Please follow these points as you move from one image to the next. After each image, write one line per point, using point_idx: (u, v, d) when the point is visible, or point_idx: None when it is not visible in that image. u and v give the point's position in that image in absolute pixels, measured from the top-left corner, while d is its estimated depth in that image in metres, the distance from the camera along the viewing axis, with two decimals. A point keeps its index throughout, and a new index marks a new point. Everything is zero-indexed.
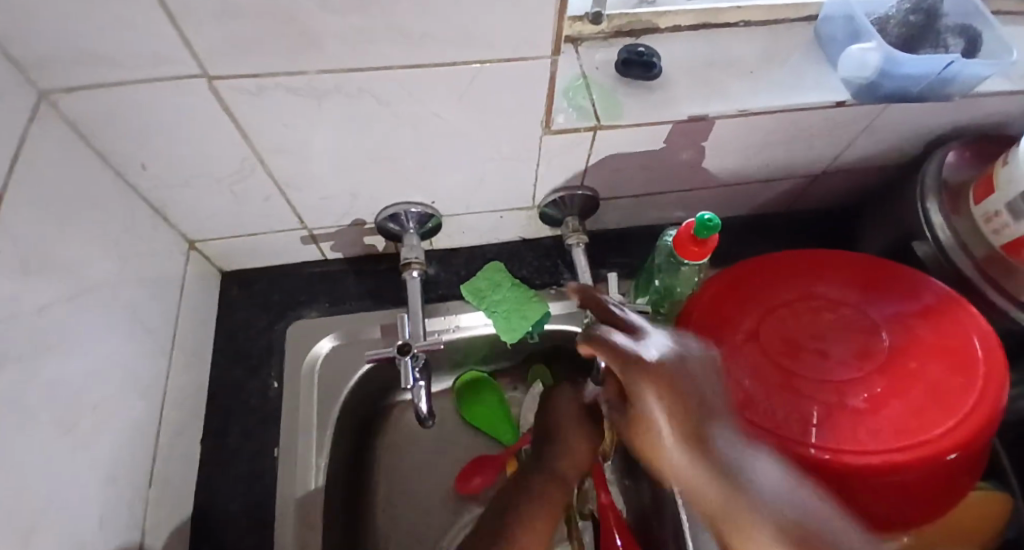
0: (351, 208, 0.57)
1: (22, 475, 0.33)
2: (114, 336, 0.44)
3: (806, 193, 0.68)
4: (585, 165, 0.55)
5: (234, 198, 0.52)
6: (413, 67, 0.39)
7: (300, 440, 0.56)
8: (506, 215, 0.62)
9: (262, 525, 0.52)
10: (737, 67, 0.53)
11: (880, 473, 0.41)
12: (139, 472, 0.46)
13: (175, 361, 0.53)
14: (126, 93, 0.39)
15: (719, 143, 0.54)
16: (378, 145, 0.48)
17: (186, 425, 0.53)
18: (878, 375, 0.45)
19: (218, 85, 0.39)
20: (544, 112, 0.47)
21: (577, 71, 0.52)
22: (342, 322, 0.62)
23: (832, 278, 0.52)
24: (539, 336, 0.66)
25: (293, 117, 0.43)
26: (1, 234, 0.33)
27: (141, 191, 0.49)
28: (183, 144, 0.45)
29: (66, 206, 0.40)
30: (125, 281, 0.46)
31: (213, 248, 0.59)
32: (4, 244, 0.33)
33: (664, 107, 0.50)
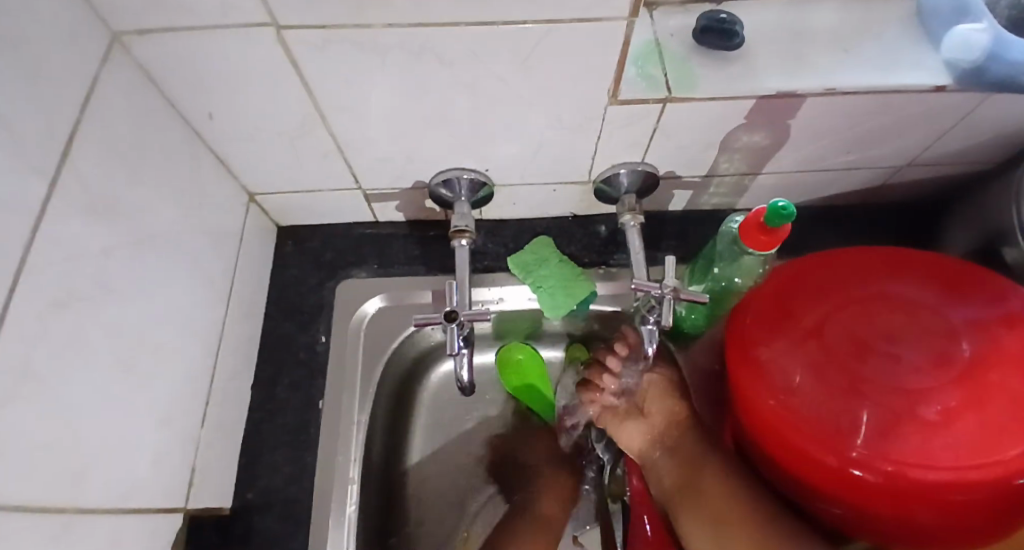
0: (405, 171, 0.56)
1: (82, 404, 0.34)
2: (174, 281, 0.46)
3: (885, 186, 0.63)
4: (649, 141, 0.52)
5: (293, 153, 0.53)
6: (478, 25, 0.38)
7: (343, 395, 0.58)
8: (561, 189, 0.61)
9: (303, 474, 0.54)
10: (825, 42, 0.49)
11: (946, 490, 0.38)
12: (192, 412, 0.48)
13: (231, 310, 0.55)
14: (197, 40, 0.39)
15: (799, 124, 0.50)
16: (437, 106, 0.47)
17: (239, 372, 0.56)
18: (954, 386, 0.41)
19: (284, 36, 0.38)
20: (612, 81, 0.45)
21: (650, 38, 0.49)
22: (389, 285, 0.63)
23: (912, 277, 0.48)
24: (583, 313, 0.65)
25: (354, 72, 0.42)
26: (68, 172, 0.34)
27: (206, 141, 0.50)
28: (247, 95, 0.45)
29: (135, 151, 0.41)
30: (187, 228, 0.48)
31: (271, 203, 0.60)
32: (70, 185, 0.34)
33: (742, 81, 0.46)
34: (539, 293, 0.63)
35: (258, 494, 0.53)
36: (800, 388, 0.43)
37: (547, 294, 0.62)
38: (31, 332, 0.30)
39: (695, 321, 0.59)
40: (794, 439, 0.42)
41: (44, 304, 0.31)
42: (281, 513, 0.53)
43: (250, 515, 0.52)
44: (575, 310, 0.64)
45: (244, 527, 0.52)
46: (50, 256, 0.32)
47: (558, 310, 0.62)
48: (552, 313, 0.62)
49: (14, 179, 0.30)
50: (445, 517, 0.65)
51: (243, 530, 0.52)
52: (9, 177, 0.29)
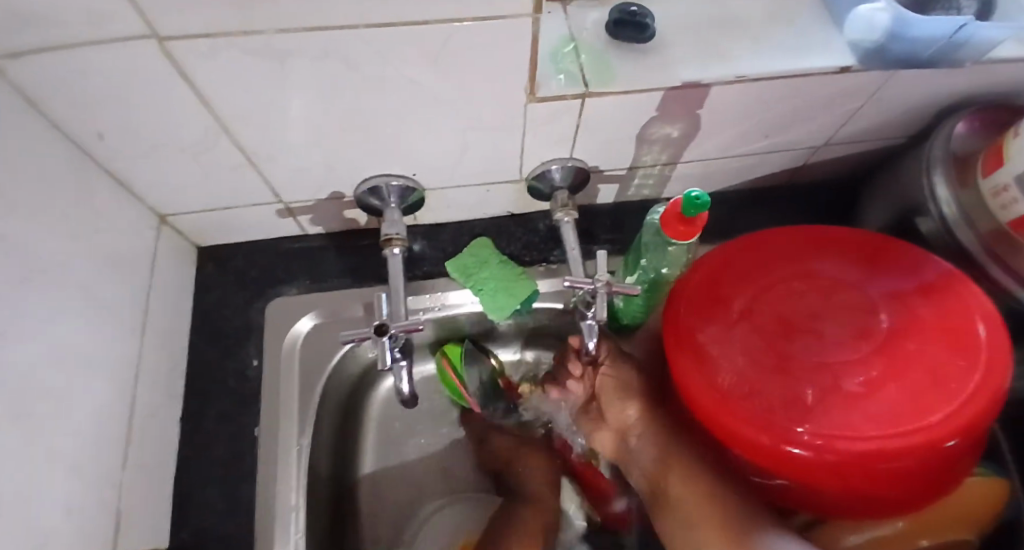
0: (328, 181, 0.54)
1: None
2: (74, 320, 0.42)
3: (807, 166, 0.65)
4: (573, 137, 0.52)
5: (202, 170, 0.50)
6: (380, 27, 0.36)
7: (279, 418, 0.55)
8: (492, 189, 0.60)
9: (241, 507, 0.52)
10: (735, 29, 0.50)
11: (874, 460, 0.39)
12: (109, 456, 0.45)
13: (147, 342, 0.51)
14: (75, 57, 0.36)
15: (716, 112, 0.51)
16: (351, 112, 0.45)
17: (163, 406, 0.52)
18: (875, 358, 0.43)
19: (171, 47, 0.36)
20: (528, 78, 0.44)
21: (565, 32, 0.49)
22: (321, 300, 0.60)
23: (830, 254, 0.49)
24: (527, 313, 0.64)
25: (256, 82, 0.40)
26: None
27: (101, 163, 0.47)
28: (140, 113, 0.42)
29: (20, 183, 0.37)
30: (85, 261, 0.44)
31: (185, 223, 0.57)
32: None
33: (657, 72, 0.46)
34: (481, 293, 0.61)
35: (193, 533, 0.51)
36: (734, 373, 0.44)
37: (490, 293, 0.61)
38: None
39: (633, 312, 0.59)
40: (728, 422, 0.43)
41: None
42: None
43: None
44: (519, 309, 0.62)
45: None
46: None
47: (501, 308, 0.60)
48: (495, 312, 0.60)
49: None
50: (400, 528, 0.64)
51: None
52: None
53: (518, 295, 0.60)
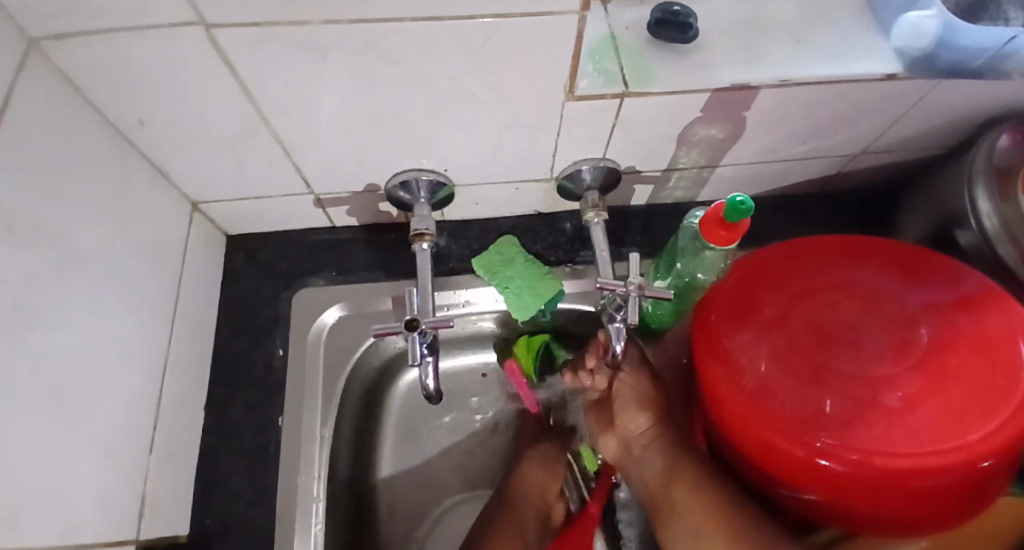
0: (360, 174, 0.54)
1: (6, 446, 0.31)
2: (107, 304, 0.42)
3: (842, 174, 0.64)
4: (609, 137, 0.51)
5: (236, 159, 0.50)
6: (424, 21, 0.36)
7: (303, 409, 0.55)
8: (522, 187, 0.59)
9: (263, 497, 0.52)
10: (779, 33, 0.49)
11: (912, 476, 0.39)
12: (138, 440, 0.45)
13: (176, 329, 0.52)
14: (122, 43, 0.36)
15: (756, 117, 0.50)
16: (388, 105, 0.45)
17: (190, 392, 0.53)
18: (913, 372, 0.42)
19: (215, 35, 0.36)
20: (568, 76, 0.43)
21: (606, 31, 0.48)
22: (347, 293, 0.60)
23: (867, 265, 0.48)
24: (552, 313, 0.63)
25: (296, 72, 0.40)
26: None
27: (140, 149, 0.47)
28: (180, 101, 0.42)
29: (59, 166, 0.38)
30: (120, 246, 0.44)
31: (217, 212, 0.57)
32: None
33: (698, 74, 0.46)
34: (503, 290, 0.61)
35: (216, 520, 0.51)
36: (766, 381, 0.44)
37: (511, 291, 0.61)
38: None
39: (663, 317, 0.58)
40: (759, 432, 0.42)
41: None
42: (241, 541, 0.50)
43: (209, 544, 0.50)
44: (545, 309, 0.62)
45: None
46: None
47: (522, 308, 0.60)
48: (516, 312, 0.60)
49: None
50: (414, 519, 0.65)
51: None
52: None
53: (539, 296, 0.60)
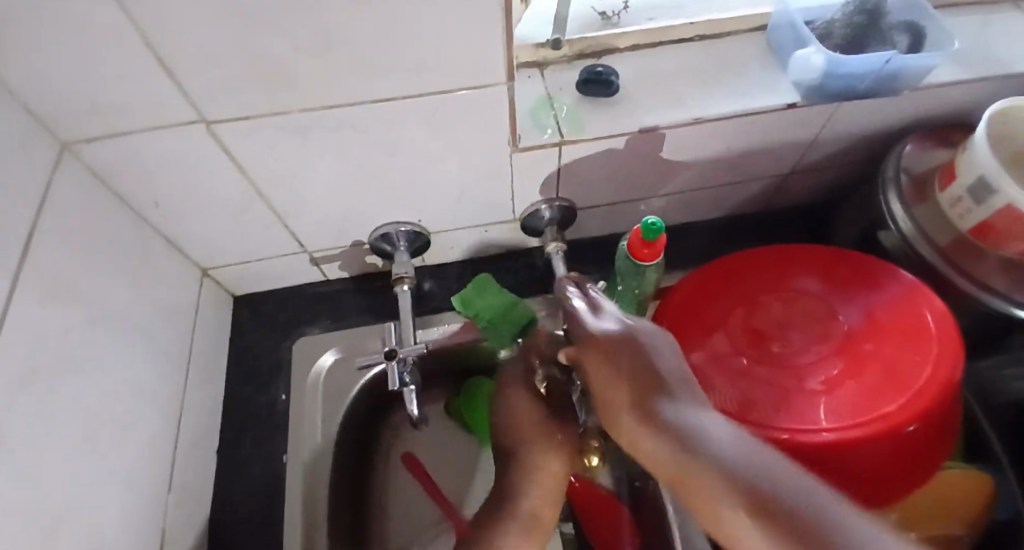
0: (346, 231, 0.62)
1: (45, 470, 0.37)
2: (134, 355, 0.50)
3: (778, 193, 0.71)
4: (556, 179, 0.59)
5: (239, 226, 0.58)
6: (381, 101, 0.45)
7: (305, 446, 0.60)
8: (490, 230, 0.67)
9: (271, 528, 0.56)
10: (692, 78, 0.57)
11: (840, 448, 0.43)
12: (158, 478, 0.50)
13: (191, 377, 0.58)
14: (138, 139, 0.45)
15: (683, 150, 0.57)
16: (363, 169, 0.53)
17: (203, 436, 0.58)
18: (835, 357, 0.47)
19: (215, 128, 0.45)
20: (510, 132, 0.51)
21: (543, 92, 0.57)
22: (340, 337, 0.67)
23: (795, 270, 0.54)
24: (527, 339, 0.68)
25: (284, 152, 0.49)
26: (26, 281, 0.38)
27: (157, 226, 0.55)
28: (187, 181, 0.51)
29: (86, 242, 0.46)
30: (142, 306, 0.52)
31: (224, 275, 0.65)
32: (30, 283, 0.38)
33: (623, 121, 0.54)
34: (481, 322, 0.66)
35: None
36: (712, 381, 0.48)
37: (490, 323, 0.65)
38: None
39: None
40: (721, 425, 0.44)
41: (14, 381, 0.36)
42: None
43: None
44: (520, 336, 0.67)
45: None
46: (20, 345, 0.36)
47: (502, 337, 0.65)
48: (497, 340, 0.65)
49: None
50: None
51: None
52: None
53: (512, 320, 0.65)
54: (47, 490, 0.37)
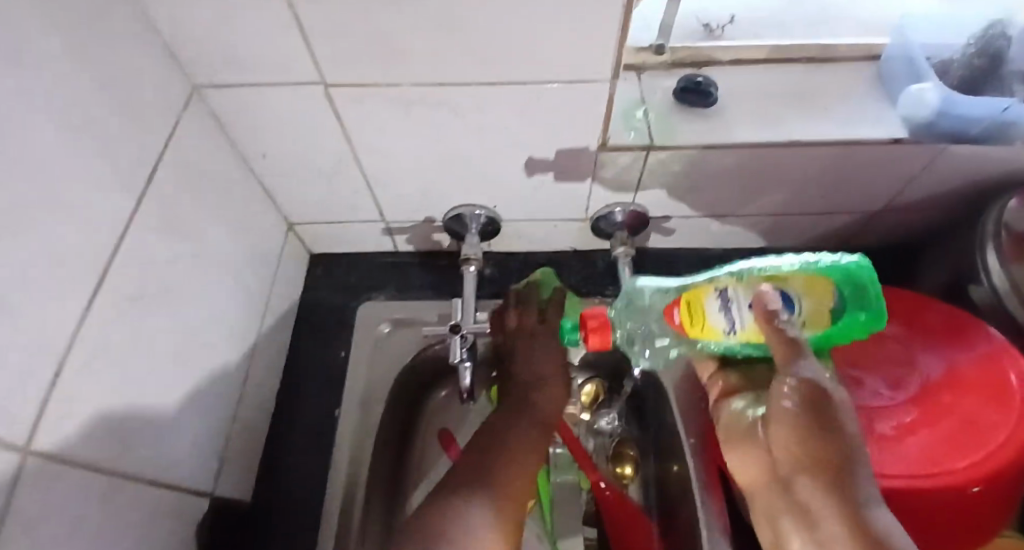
0: (425, 206, 0.64)
1: (135, 379, 0.41)
2: (222, 290, 0.53)
3: (863, 231, 0.68)
4: (637, 184, 0.59)
5: (329, 188, 0.61)
6: (485, 85, 0.46)
7: (357, 405, 0.63)
8: (560, 225, 0.68)
9: (317, 475, 0.60)
10: (793, 101, 0.56)
11: (905, 497, 0.42)
12: (226, 408, 0.54)
13: (266, 322, 0.62)
14: (260, 92, 0.48)
15: (773, 171, 0.57)
16: (452, 150, 0.55)
17: (268, 377, 0.62)
18: (909, 405, 0.45)
19: (330, 92, 0.48)
20: (601, 131, 0.52)
21: (637, 97, 0.57)
22: (403, 307, 0.69)
23: None
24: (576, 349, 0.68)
25: (384, 121, 0.51)
26: (144, 207, 0.42)
27: (257, 176, 0.59)
28: (292, 137, 0.54)
29: (200, 181, 0.50)
30: (236, 247, 0.56)
31: (307, 232, 0.69)
32: (147, 209, 0.42)
33: (715, 134, 0.53)
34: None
35: (276, 490, 0.59)
36: None
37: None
38: (104, 312, 0.37)
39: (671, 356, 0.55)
40: None
41: (122, 297, 0.39)
42: (295, 510, 0.58)
43: (267, 510, 0.58)
44: None
45: (260, 519, 0.57)
46: (129, 265, 0.40)
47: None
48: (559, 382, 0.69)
49: (105, 193, 0.38)
50: None
51: (260, 522, 0.57)
52: (103, 191, 0.38)
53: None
54: (134, 400, 0.41)
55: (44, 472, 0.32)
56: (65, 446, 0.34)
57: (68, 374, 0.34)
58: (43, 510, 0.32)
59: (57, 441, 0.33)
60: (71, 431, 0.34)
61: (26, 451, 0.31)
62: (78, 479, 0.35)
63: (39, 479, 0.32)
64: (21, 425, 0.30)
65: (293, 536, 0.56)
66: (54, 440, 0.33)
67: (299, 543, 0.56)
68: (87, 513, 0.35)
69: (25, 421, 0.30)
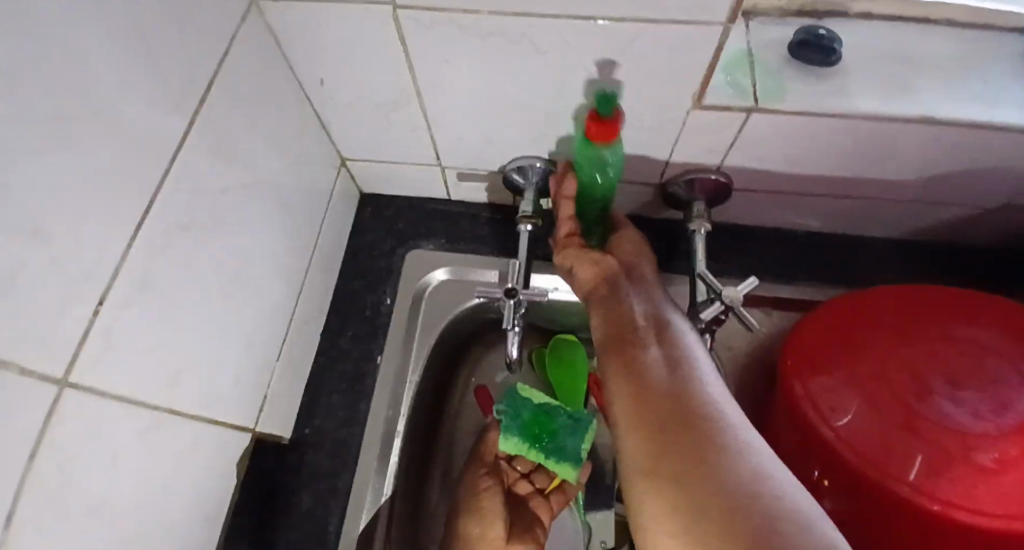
0: (485, 154, 0.59)
1: (181, 314, 0.39)
2: (271, 225, 0.51)
3: (975, 227, 0.60)
4: (726, 151, 0.52)
5: (388, 124, 0.57)
6: (577, 19, 0.40)
7: (397, 359, 0.62)
8: (630, 188, 0.62)
9: (355, 419, 0.59)
10: (931, 68, 0.48)
11: (995, 535, 0.38)
12: (270, 346, 0.53)
13: (314, 259, 0.60)
14: (323, 9, 0.43)
15: (890, 150, 0.49)
16: (526, 96, 0.49)
17: (313, 317, 0.61)
18: (1018, 436, 0.40)
19: (400, 14, 0.42)
20: (698, 86, 0.45)
21: (743, 46, 0.48)
22: (455, 259, 0.66)
23: (983, 326, 0.46)
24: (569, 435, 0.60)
25: (455, 54, 0.46)
26: (196, 126, 0.39)
27: (314, 105, 0.55)
28: (353, 65, 0.50)
29: (254, 105, 0.46)
30: (288, 179, 0.53)
31: (359, 169, 0.66)
32: (199, 129, 0.39)
33: (832, 100, 0.46)
34: (526, 455, 0.61)
35: (314, 431, 0.58)
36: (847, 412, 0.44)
37: (542, 453, 0.60)
38: (149, 243, 0.35)
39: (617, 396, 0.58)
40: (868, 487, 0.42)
41: (168, 225, 0.37)
42: (331, 451, 0.57)
43: (304, 448, 0.57)
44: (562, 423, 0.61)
45: (297, 457, 0.57)
46: (178, 191, 0.37)
47: (566, 470, 0.60)
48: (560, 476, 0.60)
49: (155, 107, 0.35)
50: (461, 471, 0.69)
51: (296, 460, 0.57)
52: (153, 105, 0.34)
53: (565, 449, 0.60)
54: (180, 334, 0.39)
55: (80, 405, 0.30)
56: (102, 381, 0.32)
57: (107, 306, 0.32)
58: (75, 445, 0.30)
59: (94, 375, 0.31)
60: (110, 366, 0.32)
61: (60, 386, 0.29)
62: (115, 413, 0.33)
63: (75, 411, 0.30)
64: (57, 358, 0.28)
65: (327, 477, 0.56)
66: (91, 374, 0.31)
67: (331, 484, 0.56)
68: (126, 445, 0.35)
69: (59, 352, 0.29)
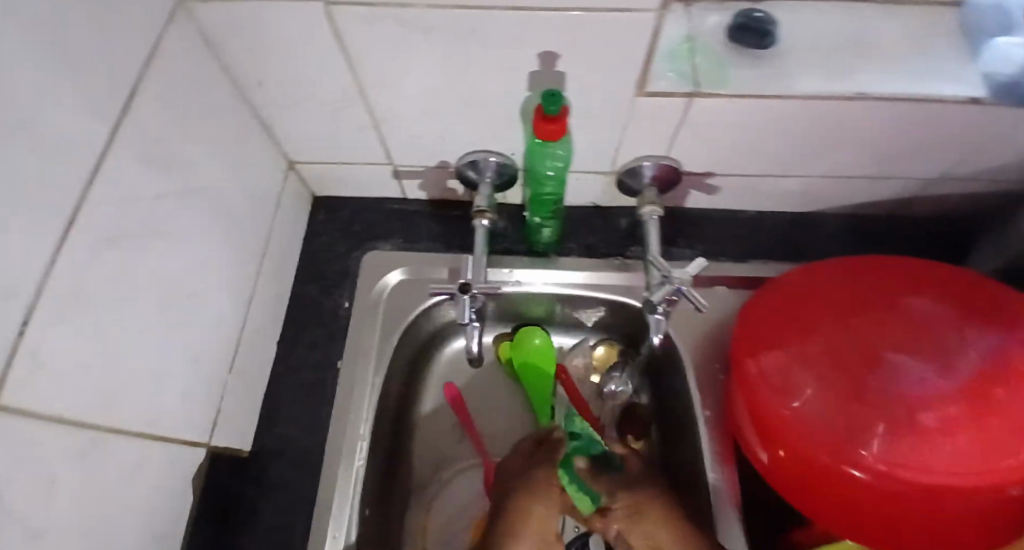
0: (436, 150, 0.59)
1: (116, 330, 0.37)
2: (214, 234, 0.49)
3: (913, 200, 0.63)
4: (672, 137, 0.53)
5: (334, 125, 0.56)
6: (514, 10, 0.40)
7: (357, 362, 0.60)
8: (582, 177, 0.62)
9: (317, 426, 0.58)
10: (862, 48, 0.49)
11: (940, 493, 0.40)
12: (222, 357, 0.51)
13: (265, 266, 0.58)
14: (255, 9, 0.42)
15: (827, 129, 0.51)
16: (471, 91, 0.49)
17: (267, 325, 0.59)
18: (958, 396, 0.41)
19: (334, 11, 0.42)
20: (640, 73, 0.46)
21: (683, 33, 0.49)
22: (411, 258, 0.66)
23: (924, 294, 0.48)
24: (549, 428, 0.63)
25: (395, 51, 0.45)
26: (122, 134, 0.37)
27: (255, 107, 0.54)
28: (292, 65, 0.48)
29: (188, 110, 0.45)
30: (231, 185, 0.51)
31: (308, 172, 0.64)
32: (126, 137, 0.37)
33: (769, 83, 0.47)
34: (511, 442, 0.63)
35: (274, 441, 0.57)
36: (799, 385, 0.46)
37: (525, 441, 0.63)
38: (76, 256, 0.33)
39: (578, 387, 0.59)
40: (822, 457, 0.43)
41: (98, 239, 0.35)
42: (294, 460, 0.56)
43: (265, 459, 0.56)
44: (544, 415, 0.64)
45: (258, 469, 0.56)
46: (106, 202, 0.36)
47: None
48: None
49: (74, 115, 0.33)
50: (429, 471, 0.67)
51: (257, 472, 0.55)
52: (71, 112, 0.33)
53: None
54: (118, 351, 0.38)
55: (11, 430, 0.29)
56: (33, 403, 0.30)
57: (34, 326, 0.30)
58: (8, 471, 0.29)
59: (25, 397, 0.30)
60: (39, 388, 0.31)
61: None
62: (48, 437, 0.32)
63: (4, 436, 0.28)
64: None
65: (291, 487, 0.55)
66: (21, 396, 0.29)
67: (295, 494, 0.55)
68: (64, 470, 0.33)
69: None
